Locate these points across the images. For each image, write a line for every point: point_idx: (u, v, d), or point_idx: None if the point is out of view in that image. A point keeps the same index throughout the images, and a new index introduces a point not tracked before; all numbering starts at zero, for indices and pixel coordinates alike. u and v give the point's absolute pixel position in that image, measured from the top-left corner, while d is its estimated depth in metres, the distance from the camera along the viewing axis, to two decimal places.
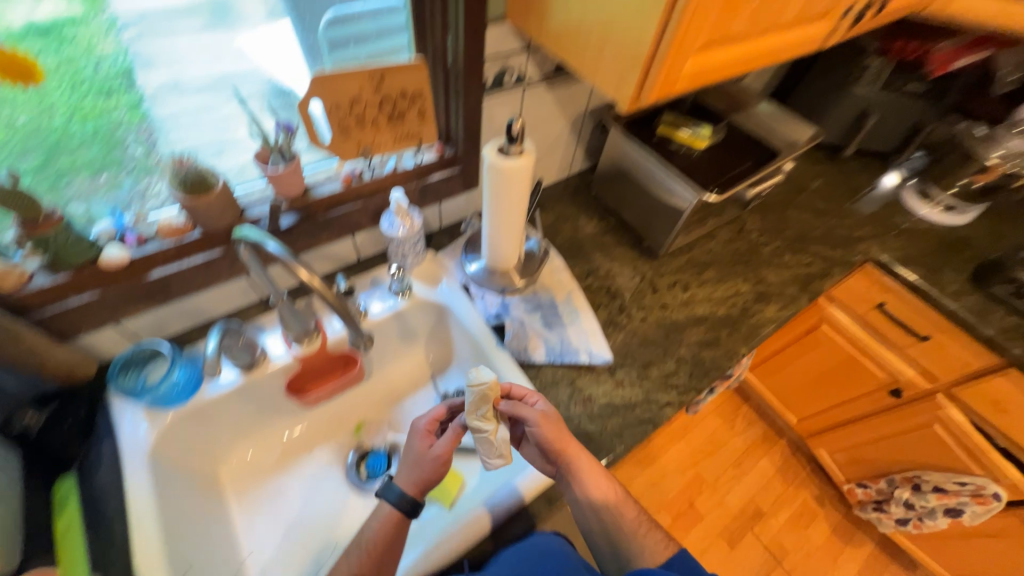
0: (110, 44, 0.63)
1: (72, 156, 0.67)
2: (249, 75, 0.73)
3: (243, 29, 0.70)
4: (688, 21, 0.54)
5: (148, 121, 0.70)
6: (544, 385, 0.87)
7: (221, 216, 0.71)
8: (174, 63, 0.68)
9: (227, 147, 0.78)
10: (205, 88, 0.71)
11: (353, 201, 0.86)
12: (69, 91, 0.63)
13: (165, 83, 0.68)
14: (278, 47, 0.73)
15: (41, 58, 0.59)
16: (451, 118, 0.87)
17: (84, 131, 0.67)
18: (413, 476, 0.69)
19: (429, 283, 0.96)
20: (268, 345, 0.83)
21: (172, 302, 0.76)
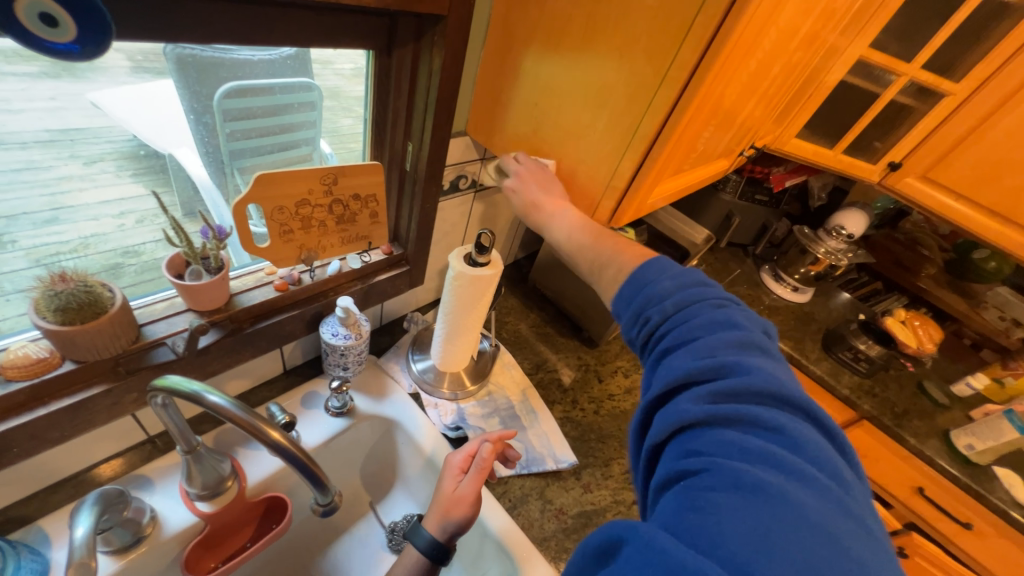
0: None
1: None
2: (100, 134, 0.57)
3: (97, 81, 0.53)
4: (656, 167, 0.62)
5: None
6: (515, 503, 0.80)
7: (112, 343, 0.54)
8: None
9: (61, 215, 0.60)
10: (35, 144, 0.53)
11: (287, 309, 0.74)
12: None
13: None
14: (149, 106, 0.59)
15: None
16: (402, 218, 0.83)
17: None
18: (440, 513, 0.66)
19: (373, 394, 0.84)
20: (159, 507, 0.62)
21: (7, 469, 0.53)
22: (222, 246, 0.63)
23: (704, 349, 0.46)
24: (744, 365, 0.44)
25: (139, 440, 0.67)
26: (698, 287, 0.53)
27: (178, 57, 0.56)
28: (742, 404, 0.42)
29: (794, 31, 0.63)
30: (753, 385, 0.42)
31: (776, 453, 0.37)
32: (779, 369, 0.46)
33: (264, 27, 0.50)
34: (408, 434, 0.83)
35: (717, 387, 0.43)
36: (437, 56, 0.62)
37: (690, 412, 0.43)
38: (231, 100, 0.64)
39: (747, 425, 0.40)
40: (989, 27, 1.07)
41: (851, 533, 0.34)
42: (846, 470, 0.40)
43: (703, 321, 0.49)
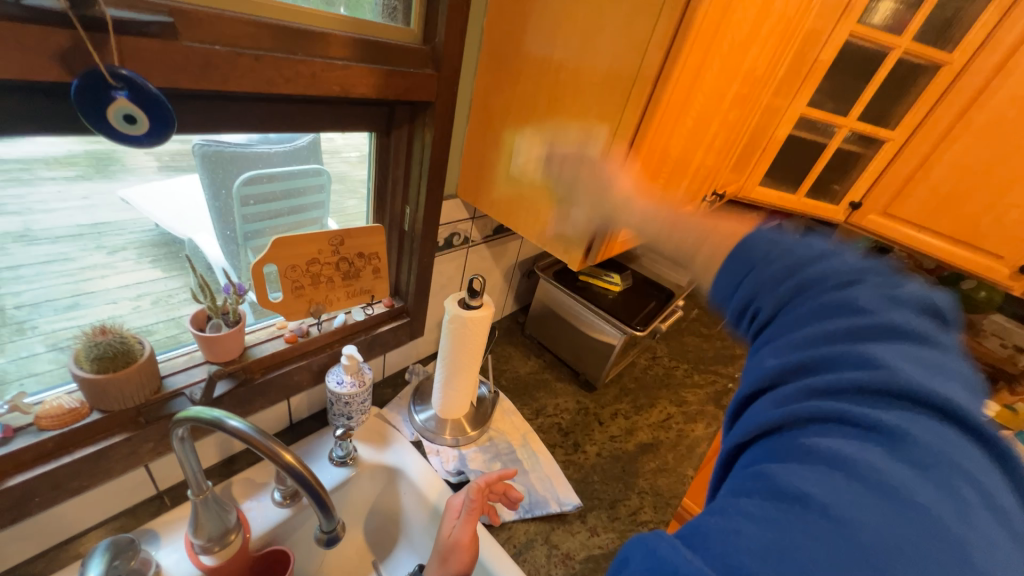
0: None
1: None
2: (124, 224, 0.67)
3: (127, 180, 0.63)
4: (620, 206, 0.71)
5: None
6: (520, 548, 0.78)
7: (136, 392, 0.59)
8: (28, 214, 0.58)
9: (82, 301, 0.67)
10: (65, 238, 0.62)
11: (295, 360, 0.79)
12: None
13: (11, 233, 0.58)
14: (171, 200, 0.70)
15: None
16: (402, 273, 0.91)
17: None
18: (439, 562, 0.65)
19: (375, 443, 0.86)
20: (165, 561, 0.62)
21: (27, 519, 0.55)
22: (240, 302, 0.70)
23: (802, 333, 0.39)
24: (856, 354, 0.34)
25: (149, 495, 0.69)
26: (817, 261, 0.43)
27: (205, 151, 0.67)
28: (838, 402, 0.33)
29: (722, 96, 0.75)
30: (858, 377, 0.33)
31: (865, 462, 0.29)
32: (943, 363, 0.33)
33: (287, 119, 0.62)
34: (411, 484, 0.84)
35: (808, 386, 0.35)
36: (428, 131, 0.74)
37: (767, 420, 0.36)
38: (253, 185, 0.75)
39: (835, 425, 0.32)
40: (909, 84, 1.23)
41: (938, 556, 0.25)
42: (992, 501, 0.27)
43: (812, 303, 0.41)
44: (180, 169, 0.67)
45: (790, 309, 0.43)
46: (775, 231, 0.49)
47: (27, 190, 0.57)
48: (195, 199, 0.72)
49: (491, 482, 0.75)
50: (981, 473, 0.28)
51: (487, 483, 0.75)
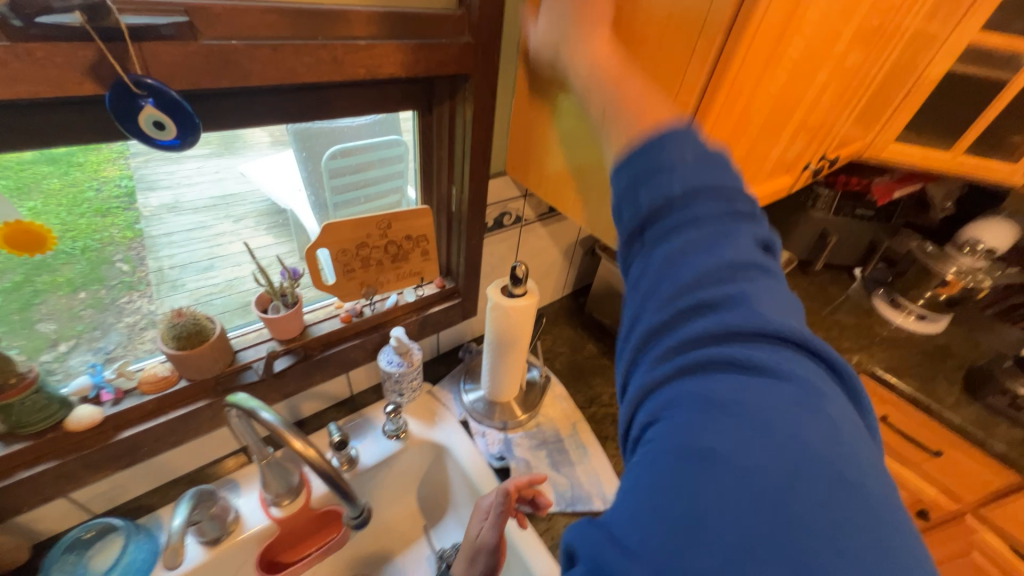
0: (116, 171, 0.61)
1: (52, 274, 0.62)
2: (245, 195, 0.74)
3: (247, 155, 0.69)
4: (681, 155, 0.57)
5: (140, 238, 0.68)
6: (558, 542, 0.77)
7: (211, 365, 0.67)
8: (175, 187, 0.67)
9: (215, 264, 0.77)
10: (202, 208, 0.71)
11: (351, 338, 0.83)
12: (66, 211, 0.59)
13: (164, 205, 0.68)
14: (278, 174, 0.75)
15: (45, 183, 0.56)
16: (452, 254, 0.90)
17: (71, 249, 0.62)
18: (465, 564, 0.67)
19: (425, 419, 0.90)
20: (242, 508, 0.72)
21: (139, 462, 0.67)
22: (295, 284, 0.75)
23: (691, 276, 0.39)
24: (725, 300, 0.37)
25: (234, 449, 0.79)
26: (716, 169, 0.41)
27: (298, 130, 0.69)
28: (720, 347, 0.36)
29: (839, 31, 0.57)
30: (727, 323, 0.36)
31: (737, 401, 0.33)
32: (779, 293, 0.39)
33: (324, 105, 0.61)
34: (457, 464, 0.86)
35: (687, 330, 0.38)
36: (468, 107, 0.68)
37: (647, 381, 0.38)
38: (339, 160, 0.77)
39: (706, 376, 0.35)
40: None
41: (816, 480, 0.29)
42: (838, 411, 0.34)
43: (694, 226, 0.40)
44: (282, 144, 0.70)
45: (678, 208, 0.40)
46: (694, 130, 0.43)
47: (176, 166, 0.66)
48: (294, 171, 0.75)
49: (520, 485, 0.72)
50: (821, 389, 0.35)
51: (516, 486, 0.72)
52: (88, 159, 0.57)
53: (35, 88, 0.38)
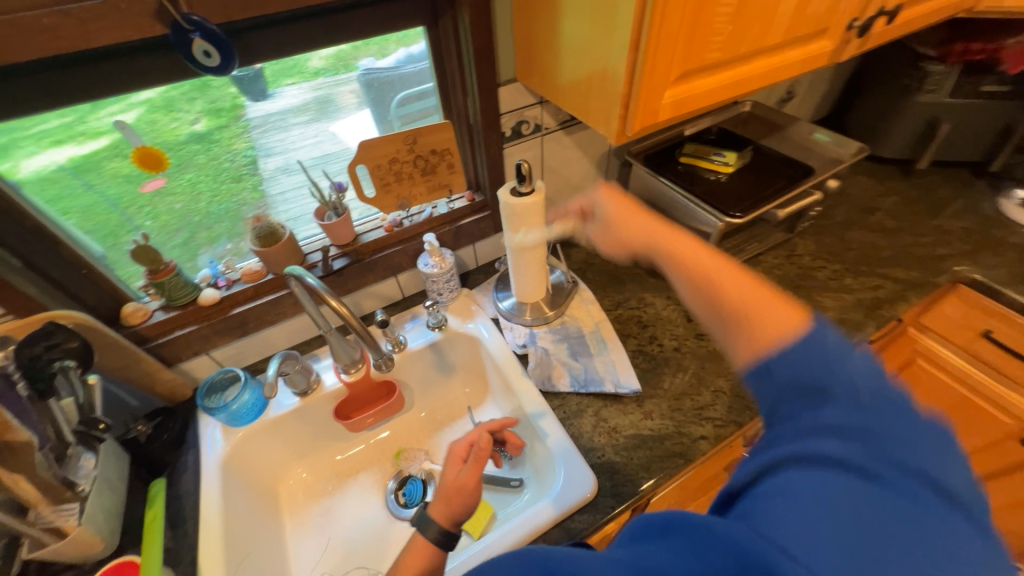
0: (243, 143, 0.83)
1: (209, 230, 0.88)
2: (339, 153, 0.92)
3: (338, 117, 0.89)
4: (658, 76, 0.61)
5: (264, 199, 0.90)
6: (569, 415, 0.86)
7: (286, 261, 0.86)
8: (285, 152, 0.87)
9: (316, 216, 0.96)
10: (308, 167, 0.91)
11: (395, 246, 0.98)
12: (213, 180, 0.83)
13: (279, 167, 0.88)
14: (360, 131, 0.92)
15: (195, 159, 0.79)
16: (477, 167, 0.98)
17: (219, 210, 0.87)
18: (444, 507, 0.62)
19: (463, 316, 1.03)
20: (322, 373, 0.94)
21: (249, 334, 0.91)
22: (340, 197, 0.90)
23: (839, 399, 0.41)
24: (877, 435, 0.39)
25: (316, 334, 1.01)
26: (843, 349, 0.44)
27: (369, 81, 0.86)
28: (869, 468, 0.37)
29: None
30: (897, 464, 0.37)
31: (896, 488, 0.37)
32: (950, 461, 0.39)
33: (338, 29, 0.71)
34: (490, 353, 0.99)
35: (820, 406, 0.42)
36: (465, 15, 0.73)
37: (786, 464, 0.41)
38: (405, 106, 0.91)
39: (836, 462, 0.39)
40: None
41: None
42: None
43: (854, 379, 0.42)
44: (362, 103, 0.89)
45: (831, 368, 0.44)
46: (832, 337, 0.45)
47: (285, 136, 0.86)
48: (371, 129, 0.92)
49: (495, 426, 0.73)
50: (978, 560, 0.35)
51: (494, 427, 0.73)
52: (223, 134, 0.79)
53: (124, 33, 0.53)
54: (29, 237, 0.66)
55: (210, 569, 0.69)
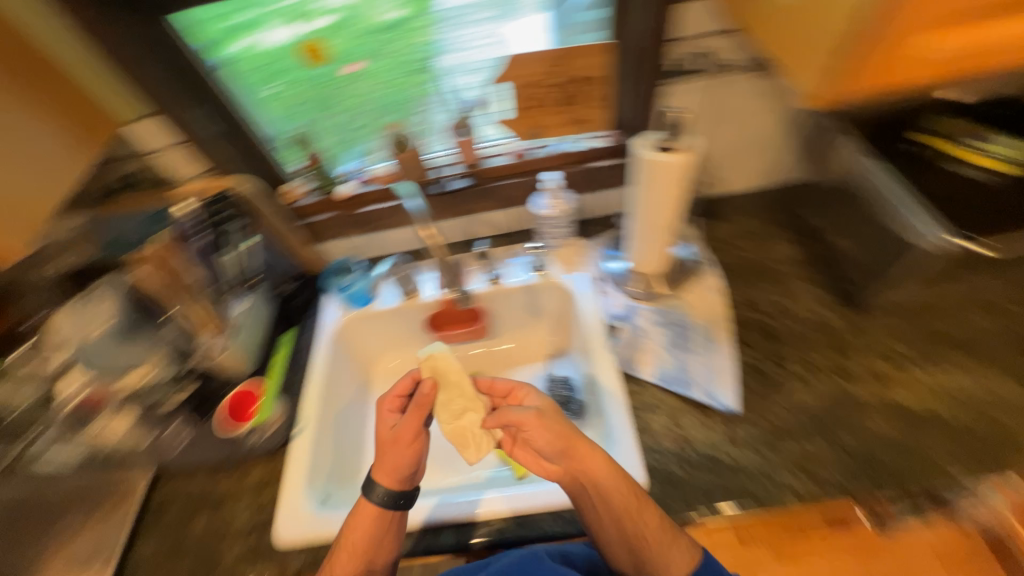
0: (423, 38, 0.80)
1: (382, 120, 0.90)
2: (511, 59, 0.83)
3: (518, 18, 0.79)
4: (916, 7, 0.44)
5: (434, 96, 0.88)
6: (640, 406, 0.79)
7: (414, 172, 0.90)
8: (463, 50, 0.81)
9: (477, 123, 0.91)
10: (477, 70, 0.84)
11: (516, 177, 0.94)
12: (393, 71, 0.83)
13: (454, 65, 0.83)
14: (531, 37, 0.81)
15: (381, 46, 0.80)
16: (628, 105, 0.85)
17: (393, 101, 0.88)
18: (385, 468, 0.68)
19: (566, 265, 0.98)
20: (420, 284, 1.00)
21: (372, 232, 1.00)
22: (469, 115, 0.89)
23: None
24: None
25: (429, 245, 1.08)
26: None
27: None
28: None
29: None
30: None
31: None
32: None
33: None
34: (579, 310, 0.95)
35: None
36: None
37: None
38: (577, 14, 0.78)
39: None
40: None
41: None
42: None
43: None
44: (546, 5, 0.78)
45: None
46: None
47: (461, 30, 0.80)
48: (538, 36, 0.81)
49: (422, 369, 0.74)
50: None
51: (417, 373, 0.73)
52: (410, 24, 0.78)
53: None
54: (224, 109, 0.80)
55: (308, 414, 0.85)
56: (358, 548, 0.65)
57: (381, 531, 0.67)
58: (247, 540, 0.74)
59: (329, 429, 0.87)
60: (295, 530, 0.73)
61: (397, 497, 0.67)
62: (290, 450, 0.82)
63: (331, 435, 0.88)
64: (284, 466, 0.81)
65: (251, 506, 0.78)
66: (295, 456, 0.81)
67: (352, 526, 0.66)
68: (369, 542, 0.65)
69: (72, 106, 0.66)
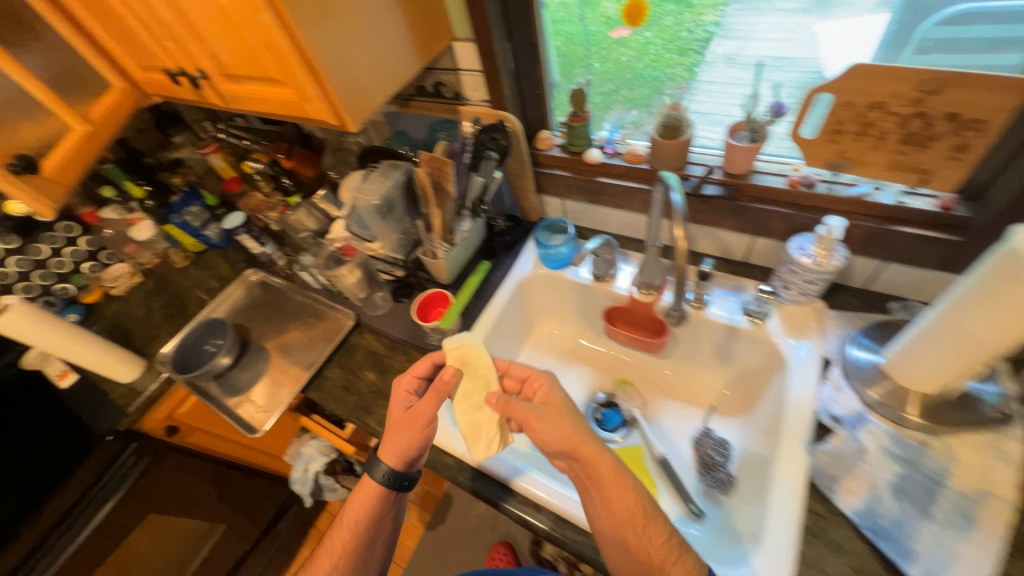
0: (713, 17, 0.79)
1: (629, 93, 0.90)
2: (800, 62, 0.75)
3: (837, 14, 0.70)
4: None
5: (690, 82, 0.86)
6: (817, 534, 0.61)
7: (668, 161, 0.83)
8: (746, 38, 0.79)
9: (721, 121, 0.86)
10: (753, 65, 0.80)
11: (781, 206, 0.78)
12: (662, 46, 0.84)
13: (726, 53, 0.81)
14: (848, 43, 0.70)
15: (664, 19, 0.81)
16: (1005, 171, 0.62)
17: (648, 77, 0.88)
18: (395, 450, 0.73)
19: (791, 327, 0.80)
20: (619, 272, 0.97)
21: (596, 204, 0.99)
22: (772, 122, 0.74)
23: None
24: None
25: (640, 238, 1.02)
26: None
27: None
28: None
29: None
30: None
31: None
32: None
33: None
34: (780, 381, 0.79)
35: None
36: None
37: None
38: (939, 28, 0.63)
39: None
40: None
41: None
42: None
43: None
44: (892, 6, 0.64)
45: None
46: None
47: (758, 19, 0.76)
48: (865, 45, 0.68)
49: (441, 357, 0.76)
50: None
51: (437, 360, 0.76)
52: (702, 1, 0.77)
53: None
54: (525, 50, 0.85)
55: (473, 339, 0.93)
56: (352, 524, 0.73)
57: (382, 506, 0.75)
58: None
59: None
60: None
61: (397, 477, 0.74)
62: None
63: None
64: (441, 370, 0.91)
65: None
66: None
67: (353, 502, 0.75)
68: (368, 515, 0.74)
69: (423, 20, 0.77)
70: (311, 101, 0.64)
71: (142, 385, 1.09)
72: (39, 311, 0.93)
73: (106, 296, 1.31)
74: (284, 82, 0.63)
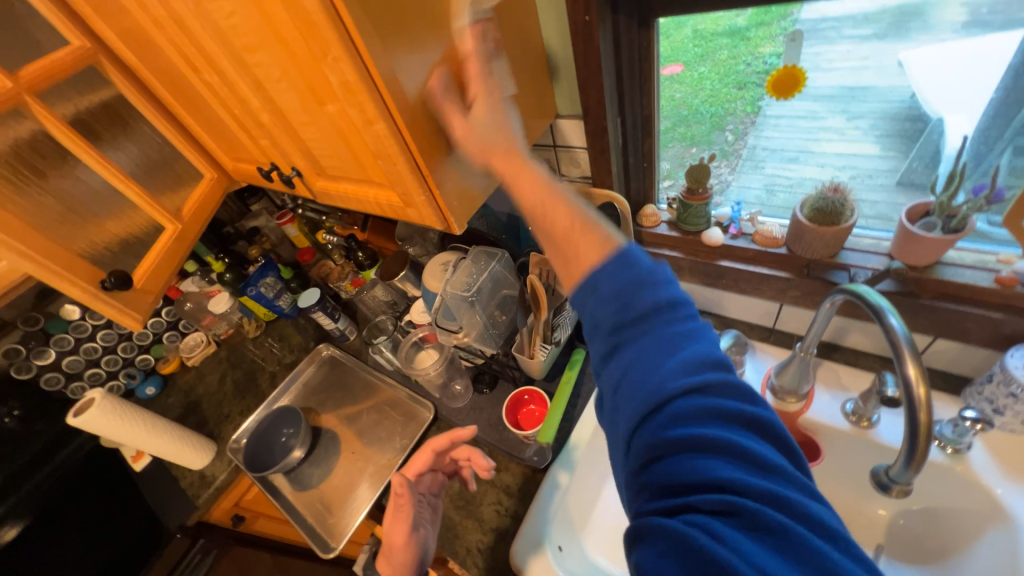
0: (771, 48, 0.66)
1: (687, 128, 0.80)
2: (882, 92, 0.66)
3: (916, 40, 0.60)
4: None
5: (755, 115, 0.76)
6: None
7: (819, 248, 0.69)
8: (814, 70, 0.67)
9: (801, 156, 0.77)
10: (824, 98, 0.70)
11: (988, 308, 0.61)
12: (719, 81, 0.74)
13: None
14: (953, 70, 0.60)
15: (720, 52, 0.71)
16: None
17: (706, 112, 0.78)
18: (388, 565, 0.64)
19: (1004, 464, 0.63)
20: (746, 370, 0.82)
21: (711, 287, 0.85)
22: (981, 210, 0.57)
23: (697, 408, 0.35)
24: (725, 448, 0.34)
25: (765, 324, 0.86)
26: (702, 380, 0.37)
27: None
28: (706, 444, 0.34)
29: None
30: (744, 477, 0.32)
31: (723, 450, 0.33)
32: (742, 419, 0.36)
33: None
34: (1001, 541, 0.60)
35: (708, 405, 0.35)
36: None
37: (676, 436, 0.35)
38: None
39: (729, 459, 0.33)
40: None
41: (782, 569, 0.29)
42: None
43: (688, 402, 0.36)
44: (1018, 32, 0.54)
45: (682, 393, 0.36)
46: (656, 312, 0.39)
47: (825, 49, 0.65)
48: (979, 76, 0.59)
49: (443, 446, 0.72)
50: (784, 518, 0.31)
51: (439, 448, 0.72)
52: (758, 34, 0.66)
53: None
54: (638, 123, 0.77)
55: (574, 449, 0.81)
56: None
57: None
58: (484, 539, 0.76)
59: (584, 474, 0.83)
60: (530, 566, 0.70)
61: None
62: (547, 475, 0.79)
63: (582, 480, 0.83)
64: (539, 488, 0.79)
65: (493, 503, 0.80)
66: (550, 485, 0.77)
67: None
68: None
69: (536, 102, 0.70)
70: (416, 207, 0.57)
71: (212, 472, 1.04)
72: (122, 403, 0.92)
73: (182, 366, 1.30)
74: (387, 187, 0.57)
